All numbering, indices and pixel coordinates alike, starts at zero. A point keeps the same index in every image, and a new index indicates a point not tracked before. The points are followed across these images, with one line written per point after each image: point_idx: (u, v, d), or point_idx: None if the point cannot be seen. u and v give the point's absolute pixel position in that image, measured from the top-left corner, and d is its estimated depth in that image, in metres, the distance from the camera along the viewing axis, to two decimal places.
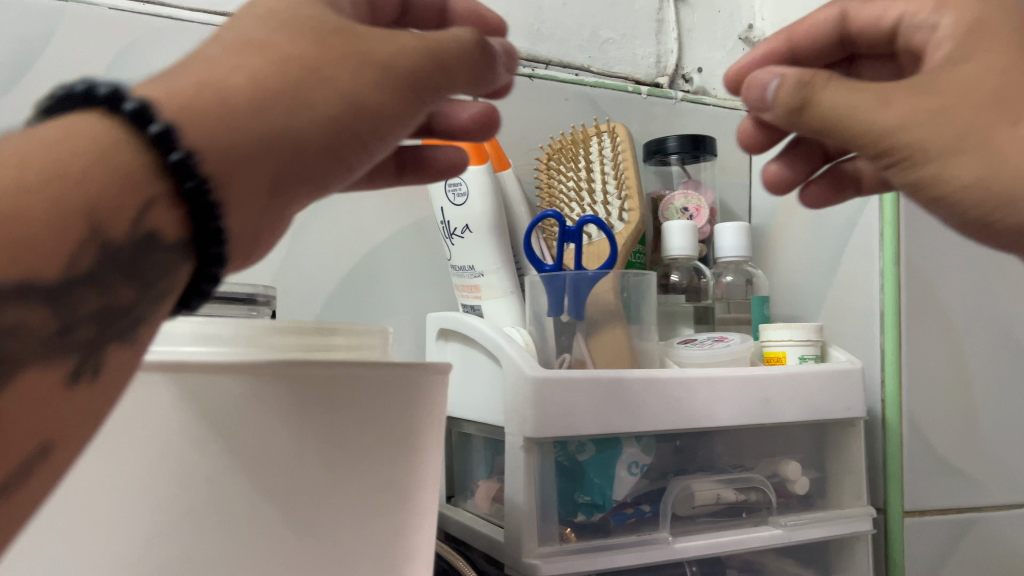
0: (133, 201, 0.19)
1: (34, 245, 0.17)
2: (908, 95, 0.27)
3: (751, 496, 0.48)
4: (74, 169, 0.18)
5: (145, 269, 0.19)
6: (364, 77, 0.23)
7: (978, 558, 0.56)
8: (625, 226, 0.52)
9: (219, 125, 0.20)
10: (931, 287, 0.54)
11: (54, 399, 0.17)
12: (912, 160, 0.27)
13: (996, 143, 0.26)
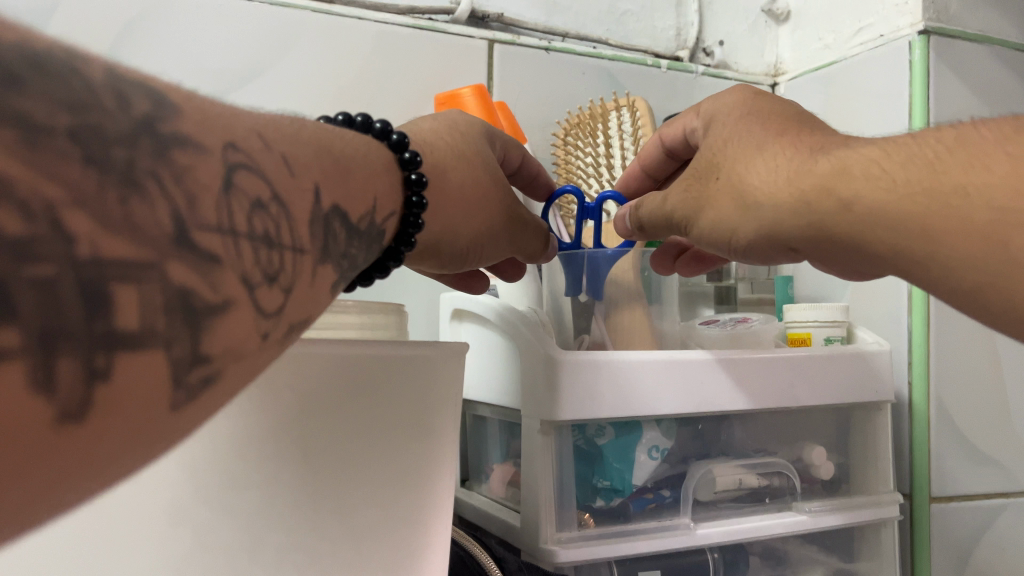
0: (385, 198, 0.27)
1: (347, 190, 0.25)
2: (676, 188, 0.36)
3: (774, 481, 0.46)
4: (367, 170, 0.27)
5: (374, 247, 0.27)
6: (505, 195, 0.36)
7: (1007, 543, 0.54)
8: None
9: (443, 198, 0.32)
10: None
11: (326, 290, 0.23)
12: (691, 226, 0.36)
13: (727, 204, 0.33)
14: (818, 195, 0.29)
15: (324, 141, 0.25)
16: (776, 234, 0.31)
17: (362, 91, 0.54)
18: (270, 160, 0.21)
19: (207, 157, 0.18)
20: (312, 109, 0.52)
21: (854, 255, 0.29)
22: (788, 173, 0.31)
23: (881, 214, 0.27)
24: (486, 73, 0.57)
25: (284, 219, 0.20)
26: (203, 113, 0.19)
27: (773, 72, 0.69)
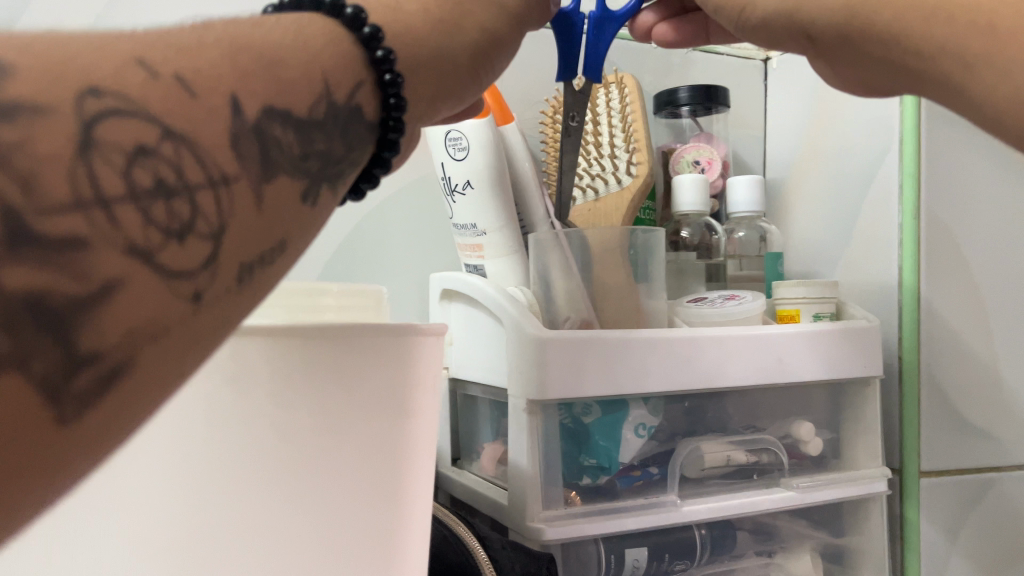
0: (345, 79, 0.23)
1: (288, 81, 0.21)
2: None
3: (764, 458, 0.46)
4: (304, 45, 0.22)
5: (353, 137, 0.23)
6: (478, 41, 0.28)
7: (997, 517, 0.54)
8: (633, 180, 0.49)
9: (408, 36, 0.26)
10: (953, 242, 0.52)
11: (293, 207, 0.20)
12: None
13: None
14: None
15: (243, 31, 0.21)
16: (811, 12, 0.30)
17: None
18: (159, 93, 0.17)
19: (52, 119, 0.15)
20: None
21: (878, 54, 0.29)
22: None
23: (926, 11, 0.27)
24: None
25: (188, 155, 0.18)
26: (55, 64, 0.16)
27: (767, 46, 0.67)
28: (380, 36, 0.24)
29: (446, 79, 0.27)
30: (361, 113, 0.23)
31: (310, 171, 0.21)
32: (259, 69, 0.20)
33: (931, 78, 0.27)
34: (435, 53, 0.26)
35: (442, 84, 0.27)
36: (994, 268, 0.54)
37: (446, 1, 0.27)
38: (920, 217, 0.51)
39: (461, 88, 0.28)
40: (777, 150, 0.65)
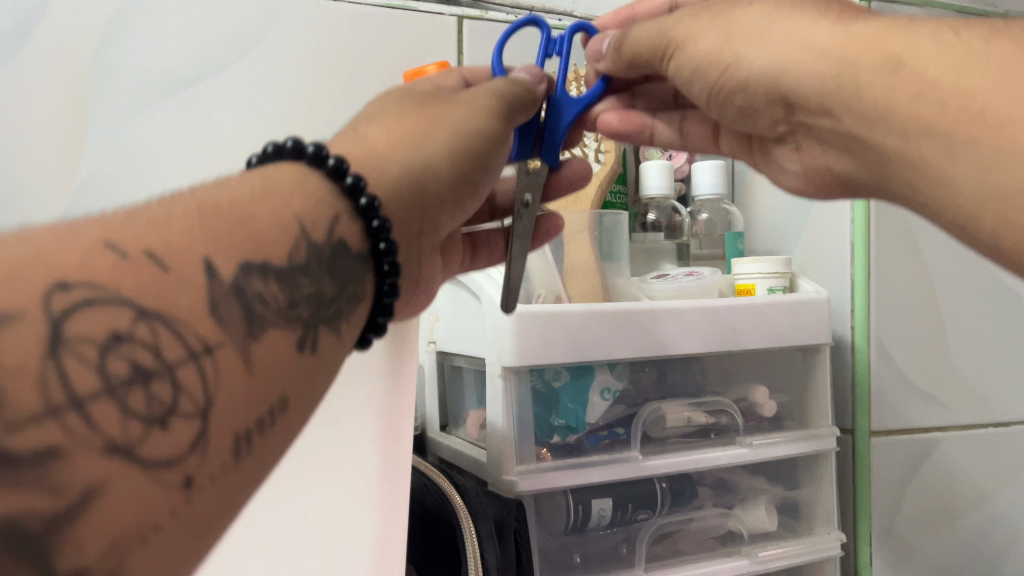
0: (322, 216, 0.26)
1: (259, 231, 0.23)
2: (690, 20, 0.34)
3: (721, 419, 0.51)
4: (273, 197, 0.25)
5: (342, 272, 0.26)
6: (455, 149, 0.32)
7: (945, 472, 0.59)
8: (601, 167, 0.54)
9: (383, 162, 0.30)
10: (899, 221, 0.56)
11: (284, 356, 0.23)
12: (684, 55, 0.34)
13: (759, 35, 0.31)
14: (858, 52, 0.28)
15: (215, 199, 0.24)
16: (785, 82, 0.31)
17: (339, 70, 0.57)
18: (129, 273, 0.20)
19: (19, 326, 0.18)
20: (296, 89, 0.56)
21: (837, 127, 0.31)
22: (833, 29, 0.29)
23: (895, 98, 0.27)
24: (457, 48, 0.60)
25: (164, 335, 0.19)
26: (19, 267, 0.18)
27: None
28: (344, 165, 0.27)
29: (429, 192, 0.31)
30: (346, 245, 0.27)
31: (301, 318, 0.24)
32: (230, 230, 0.23)
33: (908, 160, 0.28)
34: (410, 170, 0.31)
35: (423, 197, 0.31)
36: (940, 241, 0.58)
37: (406, 123, 0.32)
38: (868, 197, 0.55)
39: (448, 195, 0.33)
40: None
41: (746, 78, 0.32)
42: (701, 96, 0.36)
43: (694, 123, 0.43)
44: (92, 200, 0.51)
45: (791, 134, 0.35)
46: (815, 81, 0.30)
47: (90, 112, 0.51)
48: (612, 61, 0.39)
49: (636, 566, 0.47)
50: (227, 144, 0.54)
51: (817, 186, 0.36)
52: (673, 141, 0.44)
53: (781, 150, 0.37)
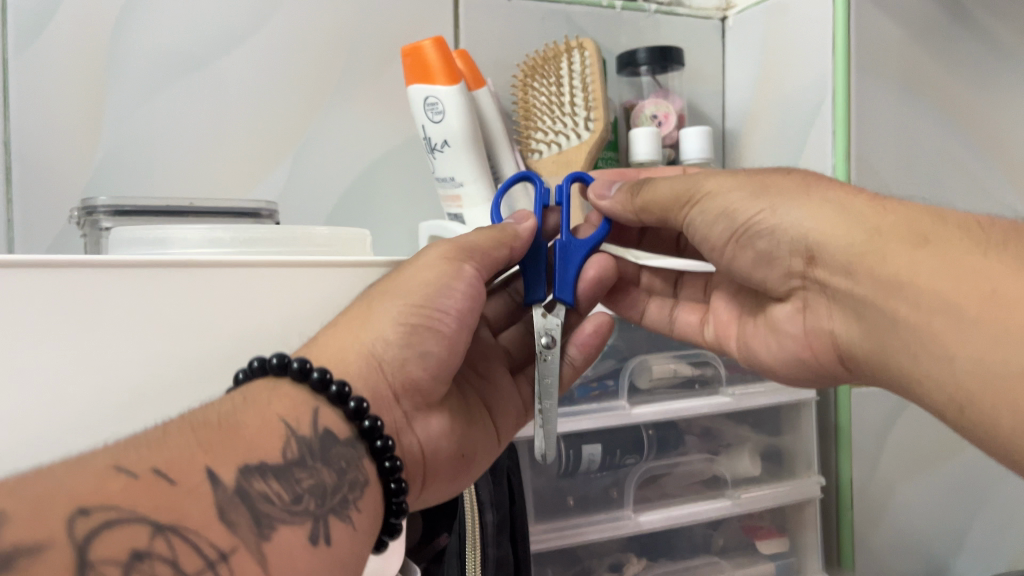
0: (303, 412, 0.31)
1: (247, 437, 0.28)
2: (727, 175, 0.37)
3: (706, 370, 0.54)
4: (254, 407, 0.30)
5: (332, 455, 0.30)
6: (404, 303, 0.36)
7: (924, 420, 0.62)
8: (590, 136, 0.57)
9: (342, 351, 0.34)
10: (880, 183, 0.59)
11: (294, 549, 0.26)
12: (712, 203, 0.37)
13: (798, 198, 0.34)
14: (889, 227, 0.31)
15: (202, 417, 0.28)
16: (813, 239, 0.34)
17: (339, 48, 0.60)
18: (140, 489, 0.24)
19: (48, 553, 0.21)
20: (299, 66, 0.59)
21: (851, 289, 0.33)
22: (869, 205, 0.33)
23: (914, 271, 0.30)
24: (452, 23, 0.62)
25: (176, 545, 0.24)
26: (45, 496, 0.23)
27: (725, 6, 0.72)
28: (308, 363, 0.31)
29: (384, 360, 0.35)
30: (330, 431, 0.31)
31: (309, 509, 0.28)
32: (220, 438, 0.27)
33: (913, 326, 0.30)
34: (362, 343, 0.35)
35: (384, 364, 0.35)
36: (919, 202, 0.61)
37: (358, 305, 0.36)
38: (850, 158, 0.57)
39: (410, 348, 0.36)
40: (734, 102, 0.71)
41: (774, 230, 0.35)
42: (719, 243, 0.38)
43: (683, 309, 0.47)
44: (113, 177, 0.55)
45: (800, 292, 0.37)
46: (848, 241, 0.32)
47: (109, 91, 0.54)
48: (620, 202, 0.41)
49: (625, 508, 0.51)
50: (237, 120, 0.58)
51: (814, 349, 0.39)
52: (661, 325, 0.47)
53: (778, 307, 0.40)
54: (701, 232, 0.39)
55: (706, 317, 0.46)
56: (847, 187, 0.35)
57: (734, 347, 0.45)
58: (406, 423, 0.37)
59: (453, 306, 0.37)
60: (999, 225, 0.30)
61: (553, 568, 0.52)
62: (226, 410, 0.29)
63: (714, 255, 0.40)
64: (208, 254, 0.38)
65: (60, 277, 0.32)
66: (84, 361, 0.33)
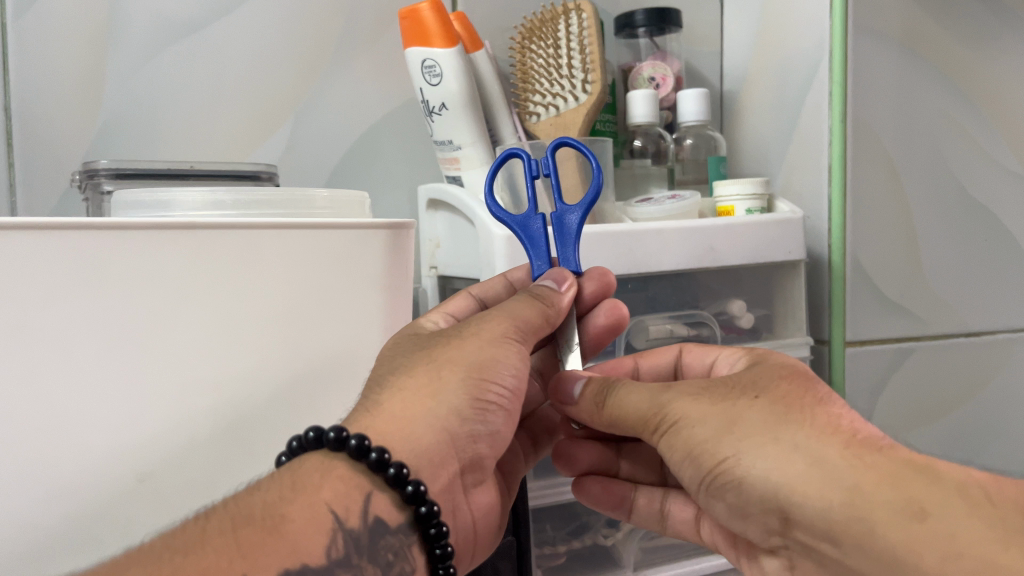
0: (355, 498, 0.31)
1: (293, 536, 0.29)
2: (691, 403, 0.34)
3: (702, 331, 0.56)
4: (305, 494, 0.30)
5: (382, 548, 0.32)
6: (468, 377, 0.35)
7: (917, 378, 0.63)
8: (588, 98, 0.57)
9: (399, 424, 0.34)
10: (877, 144, 0.59)
11: None
12: (676, 436, 0.34)
13: (762, 443, 0.31)
14: (872, 487, 0.29)
15: (247, 510, 0.29)
16: (789, 503, 0.30)
17: (336, 11, 0.60)
18: None
19: None
20: (296, 31, 0.59)
21: (843, 559, 0.30)
22: (844, 457, 0.30)
23: (888, 544, 0.28)
24: None
25: None
26: None
27: None
28: (386, 455, 0.32)
29: (458, 433, 0.35)
30: (382, 520, 0.32)
31: None
32: (263, 539, 0.28)
33: None
34: (438, 419, 0.34)
35: (454, 440, 0.35)
36: (916, 165, 0.61)
37: (422, 369, 0.35)
38: (847, 119, 0.57)
39: (478, 423, 0.36)
40: (733, 62, 0.71)
41: (746, 482, 0.32)
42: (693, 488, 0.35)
43: (676, 503, 0.44)
44: (113, 143, 0.55)
45: (785, 550, 0.33)
46: (824, 504, 0.29)
47: (109, 58, 0.54)
48: (587, 413, 0.38)
49: None
50: (236, 85, 0.58)
51: None
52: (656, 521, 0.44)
53: (767, 557, 0.36)
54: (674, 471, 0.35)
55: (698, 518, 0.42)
56: (817, 420, 0.32)
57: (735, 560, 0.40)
58: (462, 499, 0.37)
59: (507, 381, 0.36)
60: (951, 476, 0.29)
61: (552, 524, 0.54)
62: (269, 500, 0.30)
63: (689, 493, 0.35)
64: (210, 217, 0.38)
65: (65, 238, 0.33)
66: (90, 324, 0.34)
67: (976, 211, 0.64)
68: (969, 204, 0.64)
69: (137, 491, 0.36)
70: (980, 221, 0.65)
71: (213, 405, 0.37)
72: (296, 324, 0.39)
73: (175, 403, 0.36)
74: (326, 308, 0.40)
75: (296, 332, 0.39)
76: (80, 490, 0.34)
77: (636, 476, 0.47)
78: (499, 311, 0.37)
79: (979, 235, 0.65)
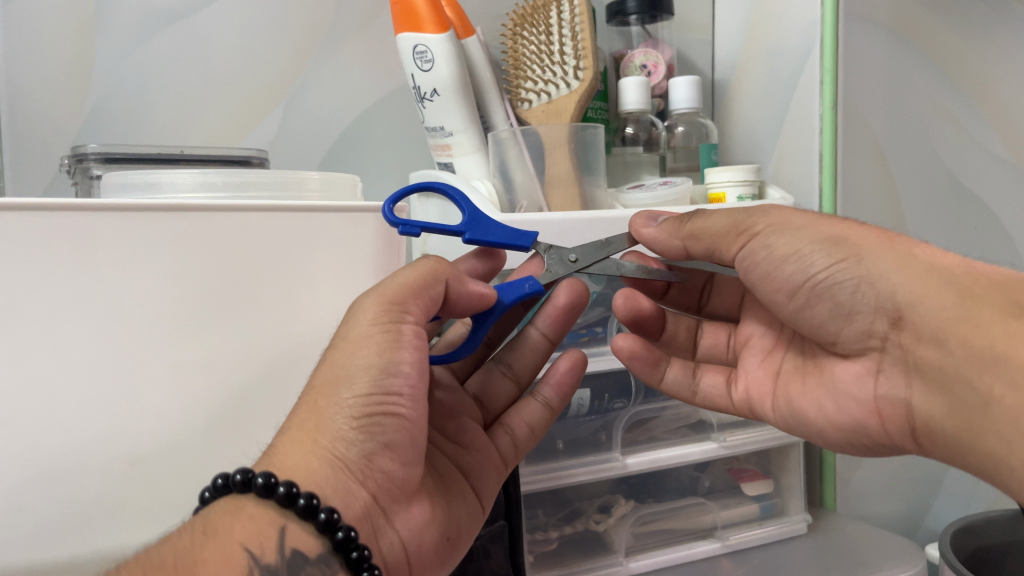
0: (268, 535, 0.30)
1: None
2: (792, 216, 0.38)
3: None
4: (216, 538, 0.29)
5: None
6: (350, 396, 0.32)
7: None
8: (580, 84, 0.57)
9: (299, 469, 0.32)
10: (869, 133, 0.59)
11: None
12: (778, 240, 0.37)
13: (883, 250, 0.35)
14: (984, 291, 0.32)
15: (157, 559, 0.28)
16: (902, 298, 0.34)
17: None
18: None
19: None
20: (287, 15, 0.58)
21: (942, 361, 0.32)
22: (956, 268, 0.33)
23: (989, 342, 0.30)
24: None
25: None
26: None
27: None
28: (295, 489, 0.30)
29: (352, 457, 0.32)
30: (299, 553, 0.31)
31: None
32: None
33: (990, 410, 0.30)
34: (328, 449, 0.32)
35: (350, 464, 0.32)
36: (906, 153, 0.61)
37: (305, 410, 0.33)
38: (838, 104, 0.57)
39: (377, 440, 0.33)
40: (723, 50, 0.71)
41: (853, 280, 0.35)
42: (792, 289, 0.38)
43: (708, 371, 0.45)
44: (101, 127, 0.55)
45: (876, 354, 0.36)
46: (940, 305, 0.32)
47: (97, 40, 0.54)
48: (664, 231, 0.40)
49: (613, 452, 0.53)
50: (227, 72, 0.57)
51: (882, 418, 0.37)
52: (686, 389, 0.45)
53: (839, 367, 0.38)
54: (770, 279, 0.38)
55: (732, 381, 0.45)
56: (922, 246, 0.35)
57: (770, 414, 0.43)
58: (384, 520, 0.34)
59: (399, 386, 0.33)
60: None
61: (544, 510, 0.54)
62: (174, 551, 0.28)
63: (781, 304, 0.39)
64: (201, 199, 0.38)
65: (56, 222, 0.32)
66: (82, 304, 0.34)
67: (965, 198, 0.65)
68: (959, 191, 0.65)
69: (128, 474, 0.36)
70: (969, 208, 0.65)
71: (205, 388, 0.37)
72: (287, 307, 0.38)
73: (164, 386, 0.36)
74: (320, 295, 0.39)
75: (287, 317, 0.39)
76: (71, 472, 0.35)
77: (671, 345, 0.48)
78: (371, 295, 0.34)
79: (967, 223, 0.65)
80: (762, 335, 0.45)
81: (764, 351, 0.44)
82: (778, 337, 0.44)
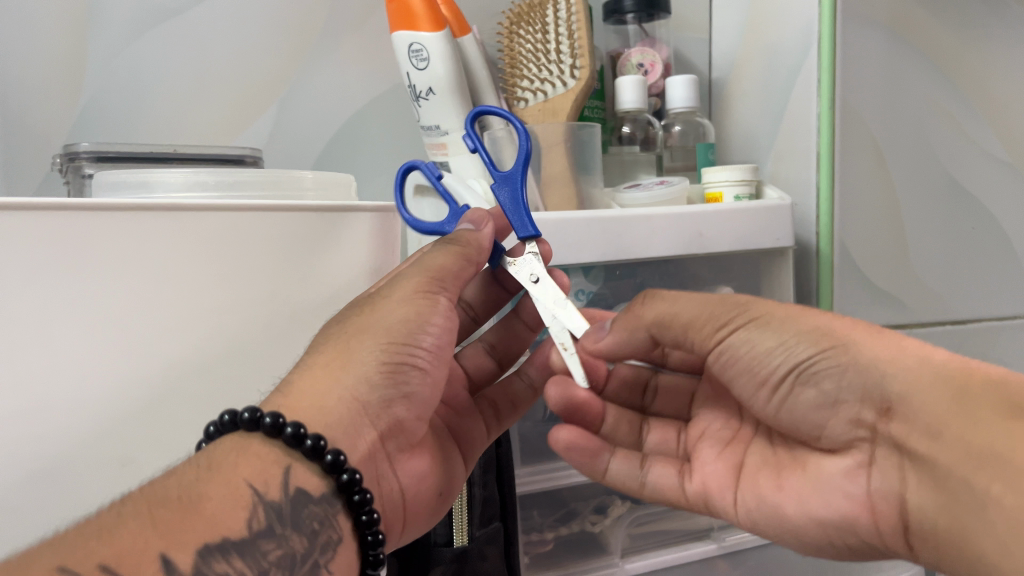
0: (273, 472, 0.30)
1: (211, 512, 0.27)
2: (774, 304, 0.36)
3: None
4: (220, 473, 0.29)
5: (307, 521, 0.30)
6: (381, 342, 0.34)
7: None
8: (576, 83, 0.57)
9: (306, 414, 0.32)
10: (867, 132, 0.59)
11: None
12: (762, 331, 0.35)
13: (870, 342, 0.33)
14: (980, 385, 0.30)
15: (163, 492, 0.27)
16: (893, 389, 0.32)
17: None
18: None
19: None
20: (282, 13, 0.58)
21: (935, 456, 0.31)
22: (950, 361, 0.32)
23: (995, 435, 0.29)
24: None
25: None
26: None
27: None
28: (304, 429, 0.30)
29: (370, 399, 0.34)
30: (303, 491, 0.31)
31: None
32: (179, 519, 0.26)
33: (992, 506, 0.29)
34: (348, 390, 0.33)
35: (367, 407, 0.34)
36: (904, 153, 0.61)
37: (326, 350, 0.33)
38: (836, 103, 0.57)
39: (395, 388, 0.35)
40: (720, 50, 0.71)
41: (841, 368, 0.33)
42: (772, 383, 0.36)
43: (658, 465, 0.42)
44: (95, 124, 0.54)
45: (865, 447, 0.35)
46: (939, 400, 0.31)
47: (91, 35, 0.53)
48: (621, 326, 0.37)
49: None
50: (222, 69, 0.57)
51: (871, 518, 0.34)
52: (632, 481, 0.42)
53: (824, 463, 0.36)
54: (752, 372, 0.36)
55: (683, 475, 0.42)
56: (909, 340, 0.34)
57: (727, 511, 0.40)
58: (387, 468, 0.36)
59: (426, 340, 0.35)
60: None
61: (539, 511, 0.53)
62: (179, 485, 0.28)
63: (761, 400, 0.37)
64: (193, 198, 0.38)
65: (46, 219, 0.32)
66: (73, 301, 0.33)
67: (963, 199, 0.65)
68: (957, 192, 0.64)
69: (119, 474, 0.36)
70: (967, 209, 0.65)
71: (198, 388, 0.37)
72: (281, 308, 0.38)
73: (157, 385, 0.36)
74: (315, 295, 0.39)
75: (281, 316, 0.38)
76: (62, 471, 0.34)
77: (614, 438, 0.44)
78: (411, 267, 0.37)
79: (966, 224, 0.65)
80: (720, 425, 0.43)
81: (722, 446, 0.41)
82: (737, 430, 0.42)
